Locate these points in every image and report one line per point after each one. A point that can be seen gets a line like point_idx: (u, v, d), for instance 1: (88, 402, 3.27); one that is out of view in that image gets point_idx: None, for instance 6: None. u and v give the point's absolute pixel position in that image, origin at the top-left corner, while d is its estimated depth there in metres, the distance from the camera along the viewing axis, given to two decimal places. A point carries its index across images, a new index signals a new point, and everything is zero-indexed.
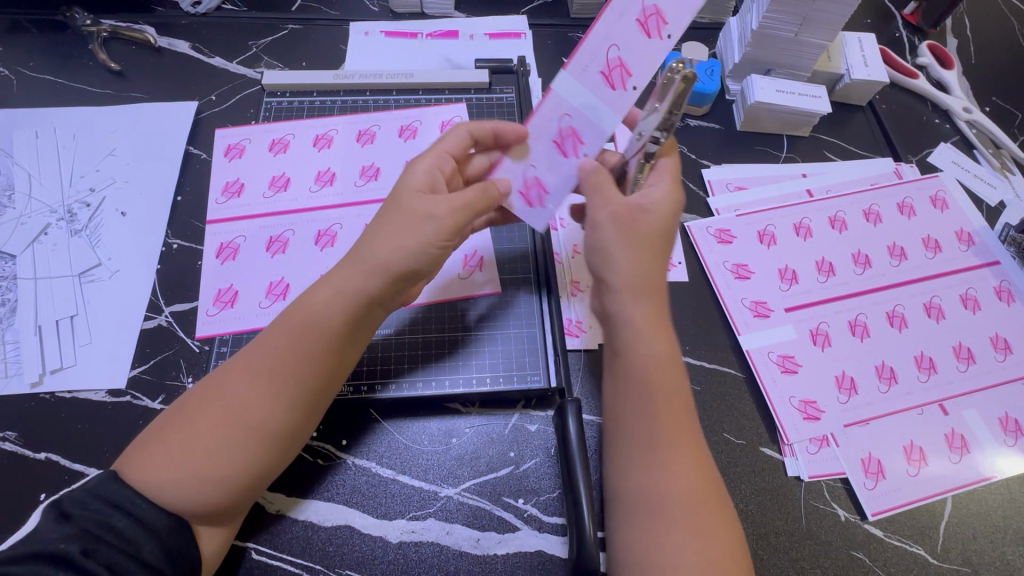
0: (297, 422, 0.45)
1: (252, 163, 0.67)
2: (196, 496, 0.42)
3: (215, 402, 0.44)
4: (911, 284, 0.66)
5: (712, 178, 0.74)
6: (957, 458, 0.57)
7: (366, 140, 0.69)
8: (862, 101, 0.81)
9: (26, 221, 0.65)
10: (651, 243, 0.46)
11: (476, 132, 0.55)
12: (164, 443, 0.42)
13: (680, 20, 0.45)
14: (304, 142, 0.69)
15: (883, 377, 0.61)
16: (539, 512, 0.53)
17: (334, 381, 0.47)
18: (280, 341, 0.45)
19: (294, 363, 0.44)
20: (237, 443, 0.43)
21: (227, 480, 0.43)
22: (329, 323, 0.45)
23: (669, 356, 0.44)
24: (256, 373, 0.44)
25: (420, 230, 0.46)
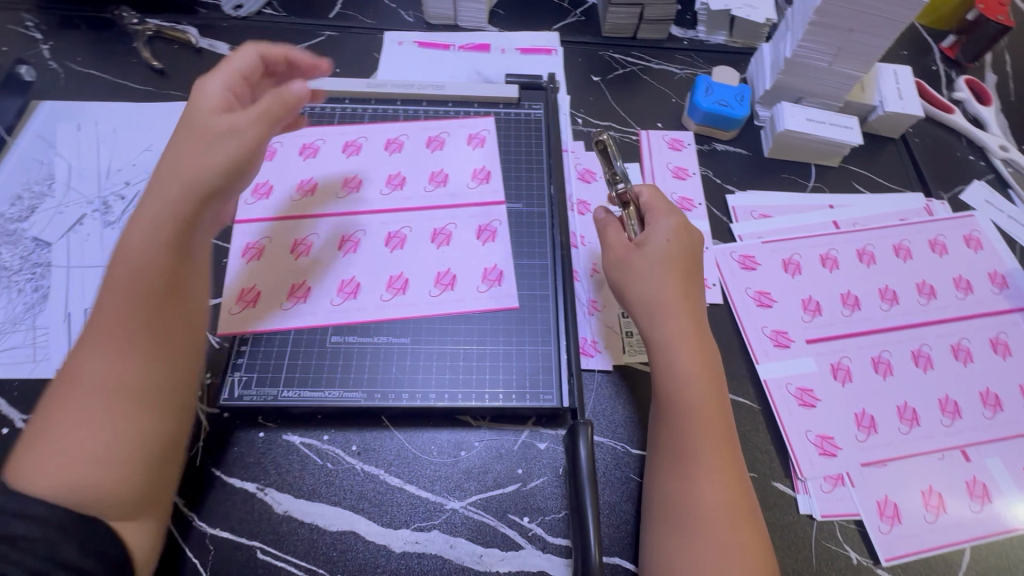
0: (162, 370, 0.44)
1: (282, 164, 0.68)
2: (78, 484, 0.40)
3: (75, 390, 0.42)
4: (939, 324, 0.65)
5: (736, 205, 0.73)
6: (978, 507, 0.56)
7: (393, 149, 0.69)
8: (894, 134, 0.80)
9: (64, 210, 0.67)
10: (675, 270, 0.58)
11: (268, 56, 0.58)
12: (37, 450, 0.40)
13: (689, 156, 0.76)
14: (334, 148, 0.70)
15: (904, 419, 0.59)
16: (543, 532, 0.53)
17: (192, 318, 0.47)
18: (117, 299, 0.44)
19: (141, 317, 0.44)
20: (106, 412, 0.41)
21: (109, 453, 0.41)
22: (166, 258, 0.45)
23: (712, 380, 0.54)
24: (102, 342, 0.43)
25: (228, 134, 0.48)
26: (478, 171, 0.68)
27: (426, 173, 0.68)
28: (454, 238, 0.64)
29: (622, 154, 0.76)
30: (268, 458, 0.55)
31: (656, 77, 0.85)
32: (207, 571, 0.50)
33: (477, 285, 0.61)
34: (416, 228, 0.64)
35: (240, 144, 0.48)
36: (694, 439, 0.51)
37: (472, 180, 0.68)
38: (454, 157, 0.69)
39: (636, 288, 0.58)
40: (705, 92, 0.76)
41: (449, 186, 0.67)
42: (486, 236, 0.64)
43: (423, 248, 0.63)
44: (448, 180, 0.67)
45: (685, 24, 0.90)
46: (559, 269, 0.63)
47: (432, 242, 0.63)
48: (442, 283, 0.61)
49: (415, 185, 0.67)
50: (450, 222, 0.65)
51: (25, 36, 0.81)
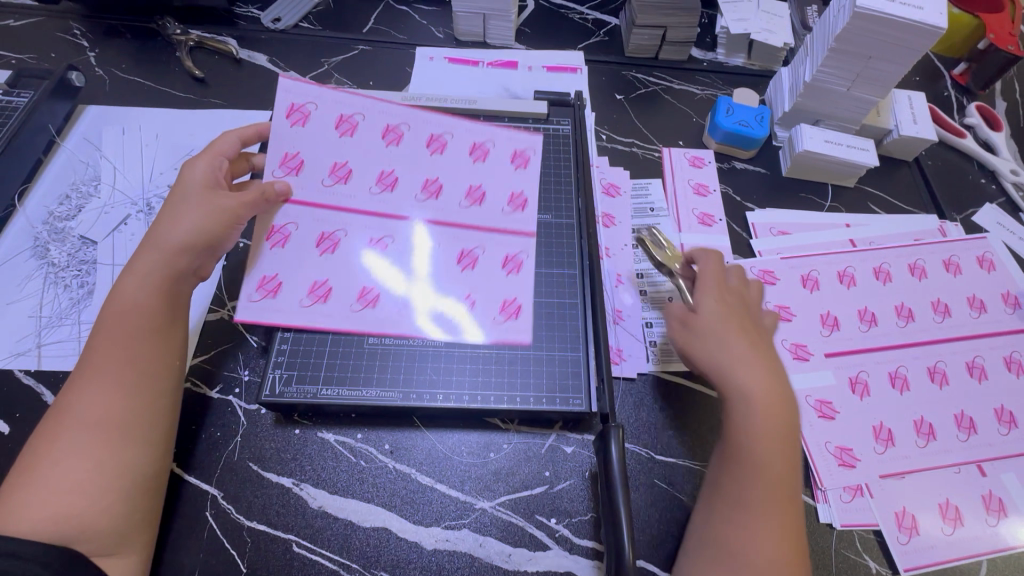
0: (142, 411, 0.50)
1: (311, 140, 0.64)
2: (62, 515, 0.44)
3: (63, 425, 0.47)
4: (954, 341, 0.67)
5: (756, 222, 0.75)
6: (994, 521, 0.57)
7: (436, 147, 0.67)
8: (909, 157, 0.82)
9: (109, 210, 0.69)
10: (746, 324, 0.56)
11: (247, 139, 0.64)
12: (30, 485, 0.44)
13: (710, 173, 0.79)
14: (374, 130, 0.66)
15: (921, 432, 0.61)
16: (570, 533, 0.54)
17: (168, 361, 0.53)
18: (104, 342, 0.50)
19: (100, 354, 0.50)
20: (94, 445, 0.46)
21: (95, 483, 0.45)
22: (136, 305, 0.52)
23: (787, 434, 0.51)
24: (92, 380, 0.49)
25: (190, 207, 0.56)
26: (511, 197, 0.66)
27: (464, 189, 0.66)
28: (484, 261, 0.63)
29: (645, 171, 0.79)
30: (303, 455, 0.57)
31: (678, 96, 0.88)
32: (244, 562, 0.52)
33: (495, 321, 0.60)
34: (447, 245, 0.63)
35: (200, 216, 0.56)
36: (757, 491, 0.49)
37: (506, 206, 0.66)
38: (493, 178, 0.67)
39: (711, 344, 0.54)
40: (726, 113, 0.79)
41: (485, 207, 0.66)
42: (512, 267, 0.63)
43: (454, 269, 0.62)
44: (485, 199, 0.66)
45: (705, 46, 0.93)
46: (587, 279, 0.64)
47: (464, 265, 0.62)
48: (466, 306, 0.61)
49: (453, 196, 0.65)
50: (479, 243, 0.64)
51: (73, 44, 0.84)
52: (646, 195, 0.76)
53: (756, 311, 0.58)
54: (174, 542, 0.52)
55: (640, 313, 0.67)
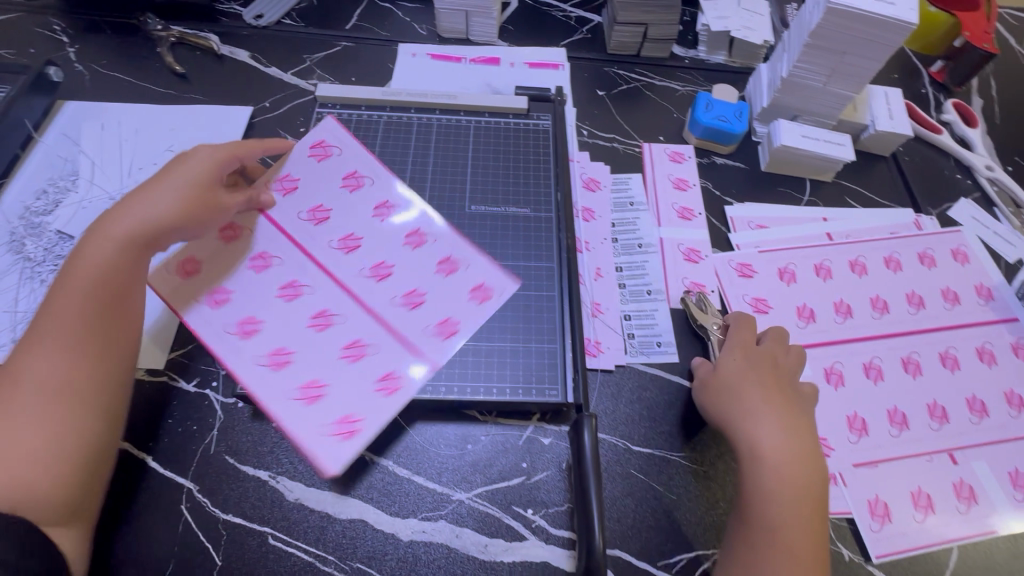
0: (94, 381, 0.49)
1: (314, 175, 0.64)
2: (11, 480, 0.44)
3: (18, 389, 0.47)
4: (927, 332, 0.67)
5: (734, 216, 0.76)
6: (965, 508, 0.58)
7: (415, 241, 0.61)
8: (886, 152, 0.83)
9: (86, 205, 0.69)
10: (774, 387, 0.57)
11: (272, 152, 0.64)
12: None
13: (689, 169, 0.79)
14: (373, 196, 0.64)
15: (894, 422, 0.61)
16: (546, 523, 0.55)
17: (128, 333, 0.53)
18: (65, 308, 0.50)
19: (56, 324, 0.50)
20: (49, 412, 0.47)
21: (48, 451, 0.46)
22: (98, 275, 0.52)
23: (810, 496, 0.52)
24: (49, 345, 0.49)
25: (170, 185, 0.56)
26: (474, 290, 0.58)
27: (431, 271, 0.59)
28: (364, 360, 0.54)
29: (625, 166, 0.80)
30: (280, 449, 0.56)
31: (659, 93, 0.88)
32: (218, 554, 0.51)
33: (329, 422, 0.51)
34: (338, 327, 0.56)
35: (178, 195, 0.56)
36: (774, 559, 0.49)
37: (434, 326, 0.56)
38: (442, 291, 0.58)
39: (737, 407, 0.56)
40: (705, 108, 0.79)
41: (416, 312, 0.57)
42: (388, 386, 0.53)
43: (330, 360, 0.54)
44: (423, 305, 0.57)
45: (687, 43, 0.94)
46: (563, 271, 0.65)
47: (342, 356, 0.54)
48: (303, 397, 0.52)
49: (407, 276, 0.59)
50: (375, 337, 0.55)
51: (52, 40, 0.84)
52: (625, 190, 0.77)
53: (789, 372, 0.59)
54: (148, 535, 0.52)
55: (619, 306, 0.67)
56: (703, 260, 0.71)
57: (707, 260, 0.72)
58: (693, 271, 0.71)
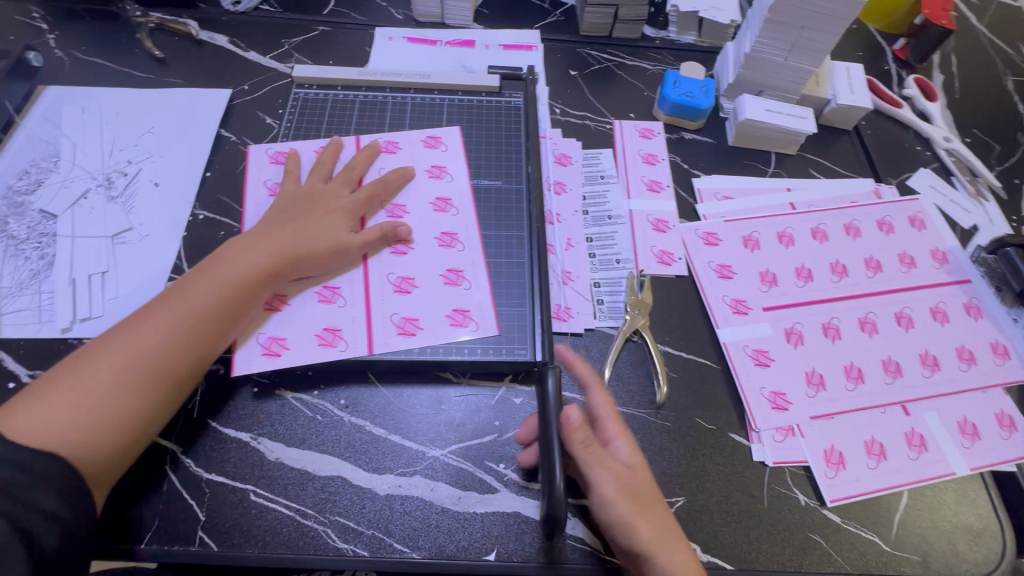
0: (160, 379, 0.52)
1: (413, 157, 0.73)
2: (77, 435, 0.47)
3: (112, 352, 0.51)
4: (884, 294, 0.71)
5: (701, 187, 0.79)
6: (916, 455, 0.61)
7: (445, 243, 0.67)
8: (848, 126, 0.86)
9: (68, 184, 0.71)
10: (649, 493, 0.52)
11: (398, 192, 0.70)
12: (61, 395, 0.48)
13: (658, 144, 0.82)
14: (433, 194, 0.70)
15: (850, 377, 0.64)
16: (517, 476, 0.57)
17: (221, 332, 0.56)
18: (186, 292, 0.55)
19: (158, 308, 0.54)
20: (135, 385, 0.50)
21: (112, 419, 0.49)
22: (211, 282, 0.56)
23: None
24: (153, 320, 0.53)
25: (318, 219, 0.62)
26: (455, 311, 0.63)
27: (438, 273, 0.65)
28: (326, 306, 0.62)
29: (596, 141, 0.82)
30: (261, 412, 0.59)
31: (630, 72, 0.91)
32: (202, 510, 0.54)
33: (263, 333, 0.60)
34: (331, 278, 0.63)
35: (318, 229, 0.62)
36: None
37: (397, 319, 0.62)
38: (429, 295, 0.63)
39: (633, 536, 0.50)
40: (673, 85, 0.82)
41: (395, 296, 0.63)
42: (326, 339, 0.60)
43: (305, 298, 0.62)
44: (406, 294, 0.63)
45: (657, 24, 0.96)
46: (533, 239, 0.68)
47: (314, 296, 0.62)
48: (270, 306, 0.61)
49: (419, 264, 0.65)
50: (345, 295, 0.63)
51: (31, 27, 0.85)
52: (596, 164, 0.79)
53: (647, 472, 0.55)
54: (133, 494, 0.54)
55: (588, 274, 0.70)
56: (671, 230, 0.74)
57: (675, 230, 0.74)
58: (661, 240, 0.73)
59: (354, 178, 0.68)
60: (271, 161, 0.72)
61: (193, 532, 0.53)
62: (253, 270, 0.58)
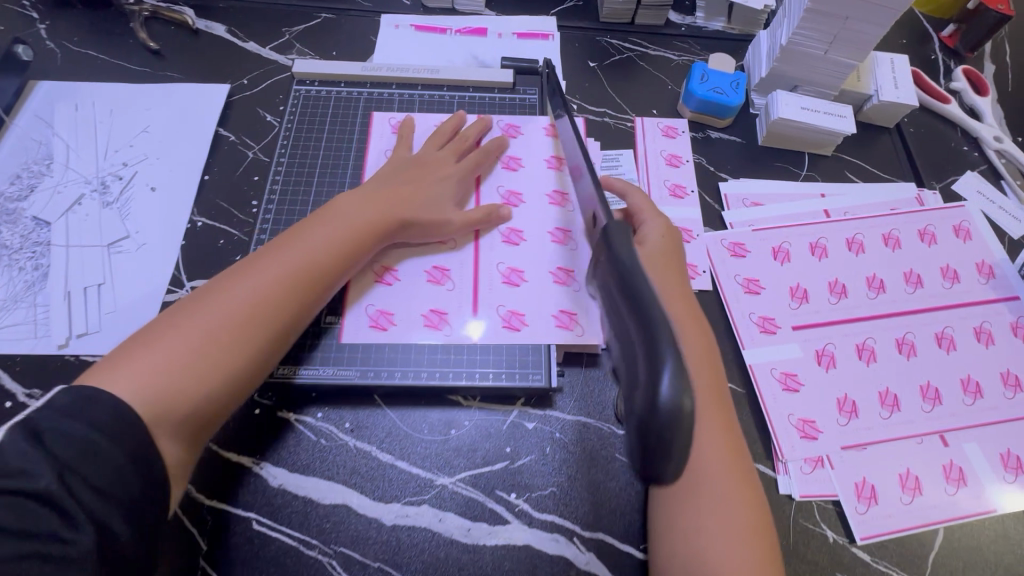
0: (261, 330, 0.52)
1: (531, 146, 0.71)
2: (185, 382, 0.48)
3: (217, 301, 0.51)
4: (923, 313, 0.66)
5: (728, 193, 0.73)
6: (953, 490, 0.57)
7: (558, 239, 0.66)
8: (889, 123, 0.80)
9: (62, 190, 0.68)
10: (665, 259, 0.58)
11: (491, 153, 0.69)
12: (169, 340, 0.49)
13: (681, 143, 0.76)
14: (547, 183, 0.69)
15: (885, 404, 0.60)
16: (529, 507, 0.55)
17: (320, 291, 0.56)
18: (295, 243, 0.56)
19: (269, 257, 0.55)
20: (239, 335, 0.51)
21: (216, 368, 0.49)
22: (323, 236, 0.57)
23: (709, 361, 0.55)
24: (258, 271, 0.54)
25: (423, 184, 0.64)
26: (562, 312, 0.61)
27: (548, 270, 0.64)
28: (435, 287, 0.62)
29: (616, 141, 0.77)
30: (262, 435, 0.56)
31: (653, 63, 0.85)
32: (204, 539, 0.52)
33: (371, 306, 0.61)
34: (435, 253, 0.64)
35: (422, 193, 0.63)
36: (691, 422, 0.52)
37: (503, 311, 0.61)
38: (536, 290, 0.63)
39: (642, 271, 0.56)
40: (700, 79, 0.76)
41: (503, 288, 0.63)
42: (433, 321, 0.60)
43: (415, 278, 0.63)
44: (516, 285, 0.63)
45: (684, 9, 0.89)
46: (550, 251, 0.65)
47: (423, 277, 0.63)
48: (382, 280, 0.62)
49: (531, 257, 0.64)
50: (455, 279, 0.63)
51: (21, 16, 0.81)
52: (616, 167, 0.74)
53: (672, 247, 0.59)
54: None
55: None
56: (697, 240, 0.69)
57: (702, 240, 0.70)
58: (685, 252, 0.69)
59: (465, 148, 0.68)
60: (393, 131, 0.71)
61: (194, 562, 0.51)
62: (360, 229, 0.59)
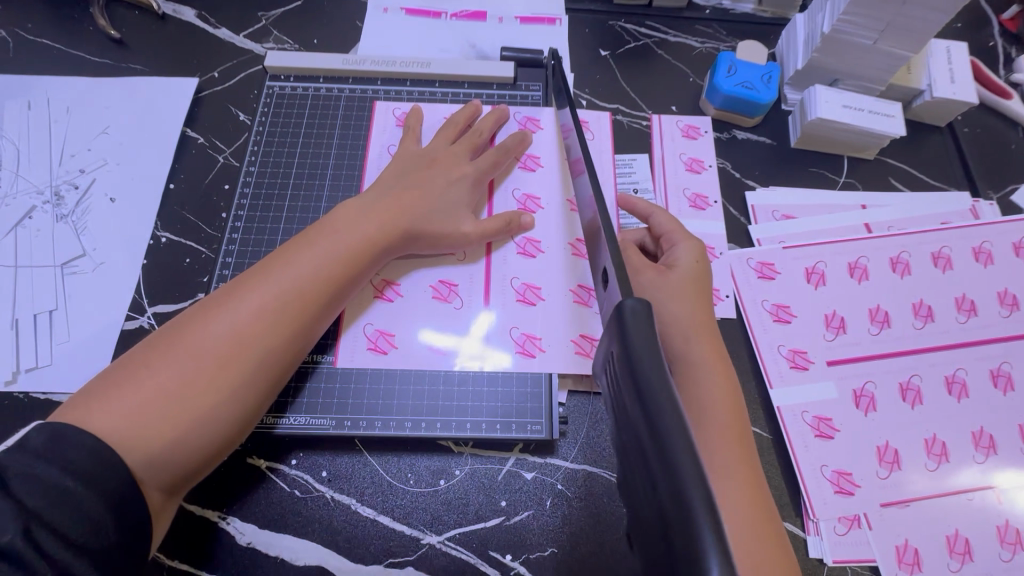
0: (254, 366, 0.44)
1: (550, 143, 0.63)
2: (167, 433, 0.40)
3: (201, 333, 0.43)
4: (977, 346, 0.58)
5: (755, 203, 0.65)
6: (1009, 556, 0.50)
7: (580, 252, 0.58)
8: (941, 122, 0.71)
9: (11, 201, 0.61)
10: (689, 289, 0.51)
11: (511, 151, 0.60)
12: (147, 381, 0.41)
13: (705, 145, 0.68)
14: (568, 186, 0.61)
15: (932, 454, 0.53)
16: (527, 571, 0.49)
17: (321, 317, 0.48)
18: (293, 260, 0.48)
19: (264, 277, 0.47)
20: (230, 373, 0.43)
21: (203, 414, 0.41)
22: (325, 252, 0.49)
23: (735, 405, 0.47)
24: (249, 294, 0.46)
25: (433, 188, 0.55)
26: (583, 337, 0.55)
27: (567, 288, 0.57)
28: (441, 306, 0.55)
29: (630, 143, 0.68)
30: (229, 487, 0.50)
31: (672, 51, 0.75)
32: None
33: (370, 327, 0.54)
34: (443, 265, 0.57)
35: (433, 199, 0.55)
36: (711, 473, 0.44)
37: (517, 335, 0.55)
38: (554, 311, 0.56)
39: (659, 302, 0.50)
40: (728, 72, 0.67)
41: (518, 307, 0.56)
42: (438, 344, 0.54)
43: (419, 293, 0.56)
44: (531, 305, 0.56)
45: None
46: (570, 267, 0.58)
47: (429, 292, 0.56)
48: (383, 295, 0.55)
49: (548, 273, 0.57)
50: (463, 297, 0.56)
51: None
52: (630, 173, 0.66)
53: (703, 275, 0.52)
54: None
55: None
56: (720, 259, 0.62)
57: (726, 259, 0.62)
58: None
59: (480, 143, 0.60)
60: (398, 124, 0.63)
61: None
62: (366, 242, 0.51)
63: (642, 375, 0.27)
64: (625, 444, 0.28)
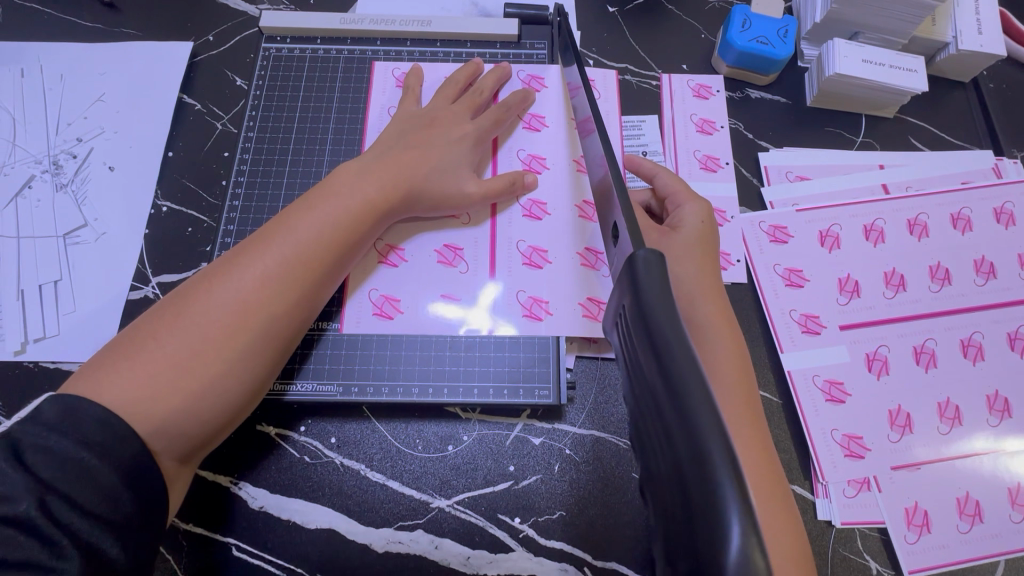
0: (260, 334, 0.44)
1: (553, 101, 0.61)
2: (177, 402, 0.40)
3: (204, 303, 0.43)
4: (994, 309, 0.57)
5: (769, 164, 0.63)
6: (1019, 518, 0.50)
7: (588, 213, 0.57)
8: (965, 77, 0.68)
9: (9, 171, 0.60)
10: (695, 251, 0.49)
11: (513, 109, 0.58)
12: (153, 353, 0.40)
13: (716, 104, 0.65)
14: (574, 145, 0.60)
15: (945, 417, 0.53)
16: (535, 533, 0.49)
17: (323, 283, 0.48)
18: (292, 226, 0.47)
19: (262, 245, 0.46)
20: (236, 340, 0.42)
21: (211, 382, 0.41)
22: (323, 217, 0.48)
23: (743, 369, 0.46)
24: (249, 262, 0.45)
25: (434, 147, 0.54)
26: (591, 299, 0.54)
27: (574, 251, 0.56)
28: (446, 270, 0.55)
29: (639, 103, 0.66)
30: (239, 454, 0.51)
31: (683, 6, 0.72)
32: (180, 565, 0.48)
33: (375, 292, 0.54)
34: (446, 229, 0.56)
35: (433, 159, 0.53)
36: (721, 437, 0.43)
37: (524, 299, 0.54)
38: (561, 273, 0.55)
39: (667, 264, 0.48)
40: (742, 26, 0.64)
41: (524, 270, 0.55)
42: (444, 309, 0.53)
43: (423, 258, 0.55)
44: (537, 267, 0.55)
45: None
46: (577, 229, 0.56)
47: (433, 257, 0.55)
48: (386, 260, 0.55)
49: (554, 235, 0.56)
50: (468, 260, 0.55)
51: None
52: (638, 135, 0.64)
53: (710, 236, 0.51)
54: None
55: None
56: (731, 223, 0.60)
57: (737, 223, 0.60)
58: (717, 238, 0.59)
59: (481, 102, 0.59)
60: (398, 85, 0.61)
61: None
62: (365, 207, 0.49)
63: (657, 334, 0.26)
64: (641, 406, 0.28)
